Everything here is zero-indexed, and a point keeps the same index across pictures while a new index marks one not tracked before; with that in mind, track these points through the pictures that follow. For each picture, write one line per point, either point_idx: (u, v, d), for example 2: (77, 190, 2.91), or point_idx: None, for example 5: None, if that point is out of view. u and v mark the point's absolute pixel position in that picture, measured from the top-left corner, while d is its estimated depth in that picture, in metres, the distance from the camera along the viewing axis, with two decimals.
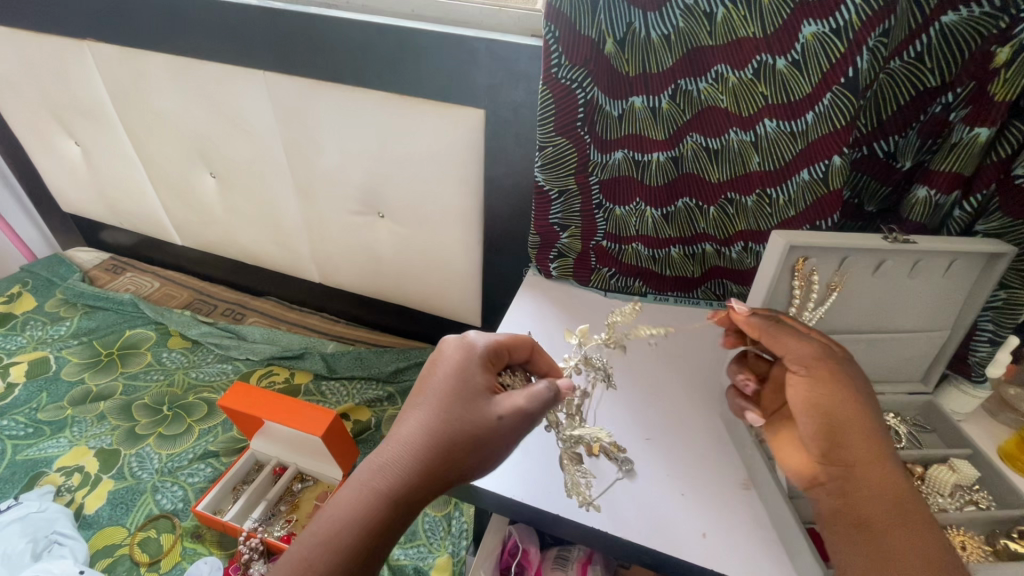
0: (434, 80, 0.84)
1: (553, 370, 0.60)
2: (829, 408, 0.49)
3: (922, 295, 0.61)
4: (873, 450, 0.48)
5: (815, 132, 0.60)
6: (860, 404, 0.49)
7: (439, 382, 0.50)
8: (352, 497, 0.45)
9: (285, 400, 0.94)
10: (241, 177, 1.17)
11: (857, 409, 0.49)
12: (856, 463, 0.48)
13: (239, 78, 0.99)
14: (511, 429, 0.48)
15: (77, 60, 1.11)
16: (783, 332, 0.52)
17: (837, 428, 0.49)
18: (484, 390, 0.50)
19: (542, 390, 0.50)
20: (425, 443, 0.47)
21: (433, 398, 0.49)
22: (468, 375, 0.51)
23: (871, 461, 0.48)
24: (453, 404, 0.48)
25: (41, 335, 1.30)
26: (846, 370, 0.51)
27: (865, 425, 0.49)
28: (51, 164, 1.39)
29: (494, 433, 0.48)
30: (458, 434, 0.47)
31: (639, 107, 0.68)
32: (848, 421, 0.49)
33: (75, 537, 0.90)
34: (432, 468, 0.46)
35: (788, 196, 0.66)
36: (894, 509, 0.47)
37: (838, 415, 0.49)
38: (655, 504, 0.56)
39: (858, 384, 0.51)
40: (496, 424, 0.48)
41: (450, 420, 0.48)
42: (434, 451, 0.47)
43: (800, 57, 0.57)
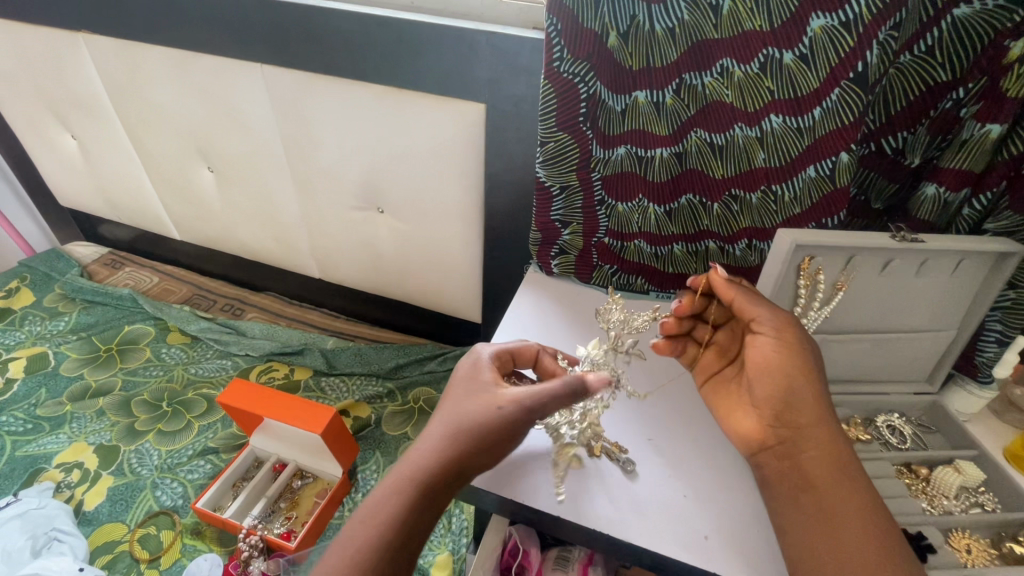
0: (434, 74, 0.83)
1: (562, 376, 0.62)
2: (787, 374, 0.51)
3: (930, 295, 0.60)
4: (819, 414, 0.51)
5: (822, 128, 0.59)
6: (807, 370, 0.52)
7: (457, 387, 0.55)
8: (389, 496, 0.49)
9: (285, 397, 0.93)
10: (239, 171, 1.16)
11: (806, 376, 0.52)
12: (805, 428, 0.51)
13: (236, 71, 0.98)
14: (520, 418, 0.51)
15: (72, 52, 1.10)
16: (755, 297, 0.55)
17: (789, 395, 0.51)
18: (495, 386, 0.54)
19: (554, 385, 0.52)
20: (445, 440, 0.51)
21: (453, 401, 0.54)
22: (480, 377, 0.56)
23: (818, 427, 0.50)
24: (468, 403, 0.53)
25: (39, 330, 1.29)
26: (800, 338, 0.53)
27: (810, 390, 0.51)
28: (47, 158, 1.38)
29: (504, 423, 0.51)
30: (473, 429, 0.50)
31: (643, 101, 0.66)
32: (799, 388, 0.51)
33: (75, 534, 0.90)
34: (454, 462, 0.50)
35: (794, 194, 0.65)
36: (834, 473, 0.49)
37: (790, 382, 0.51)
38: (656, 506, 0.56)
39: (808, 352, 0.53)
40: (504, 413, 0.51)
41: (465, 418, 0.51)
42: (453, 445, 0.50)
43: (808, 51, 0.56)
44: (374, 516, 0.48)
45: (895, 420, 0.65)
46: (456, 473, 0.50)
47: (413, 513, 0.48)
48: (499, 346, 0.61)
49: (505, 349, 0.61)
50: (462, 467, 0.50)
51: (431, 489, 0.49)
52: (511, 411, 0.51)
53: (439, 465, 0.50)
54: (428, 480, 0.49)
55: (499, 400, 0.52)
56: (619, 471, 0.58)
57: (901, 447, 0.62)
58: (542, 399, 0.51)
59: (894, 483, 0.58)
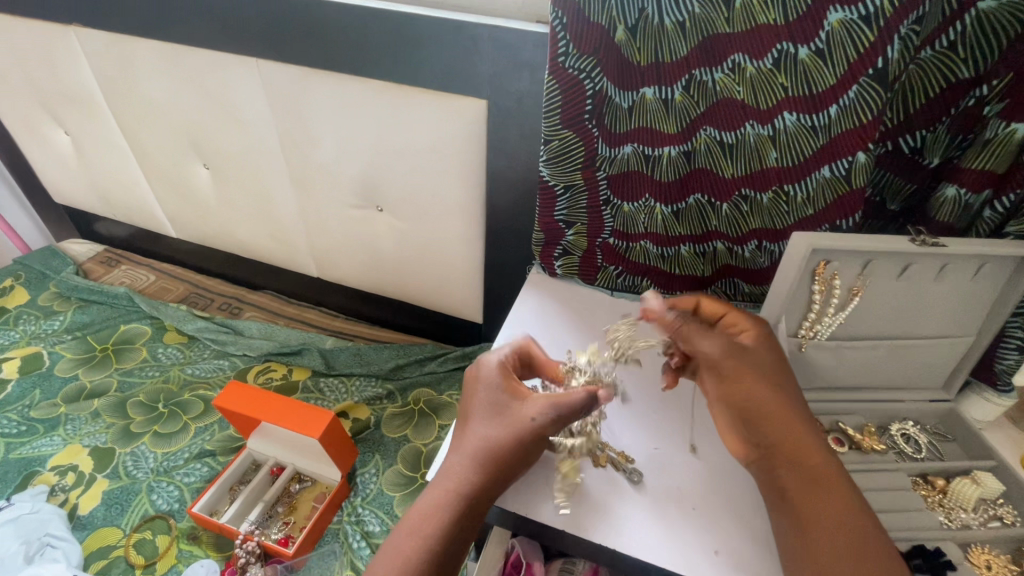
0: (434, 69, 0.81)
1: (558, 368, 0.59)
2: (740, 392, 0.50)
3: (948, 300, 0.58)
4: (786, 419, 0.48)
5: (838, 127, 0.57)
6: (767, 376, 0.50)
7: (480, 398, 0.53)
8: (432, 509, 0.48)
9: (282, 399, 0.92)
10: (235, 169, 1.14)
11: (767, 383, 0.49)
12: (773, 436, 0.48)
13: (231, 65, 0.96)
14: (554, 428, 0.51)
15: (63, 45, 1.07)
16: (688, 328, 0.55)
17: (751, 406, 0.49)
18: (521, 396, 0.53)
19: (584, 396, 0.50)
20: (482, 453, 0.50)
21: (481, 414, 0.52)
22: (504, 387, 0.54)
23: (789, 431, 0.48)
24: (498, 415, 0.52)
25: (34, 329, 1.27)
26: (750, 351, 0.52)
27: (773, 395, 0.49)
28: (41, 154, 1.35)
29: (539, 434, 0.50)
30: (509, 441, 0.50)
31: (650, 98, 0.63)
32: (760, 398, 0.49)
33: (68, 539, 0.88)
34: (492, 475, 0.49)
35: (807, 195, 0.63)
36: (814, 478, 0.46)
37: (749, 394, 0.49)
38: (665, 519, 0.54)
39: (765, 361, 0.51)
40: (538, 424, 0.50)
41: (499, 430, 0.51)
42: (490, 459, 0.49)
43: (825, 46, 0.53)
44: (419, 533, 0.46)
45: (910, 428, 0.62)
46: (493, 486, 0.50)
47: (457, 529, 0.47)
48: (504, 353, 0.58)
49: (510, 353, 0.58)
50: (499, 479, 0.50)
51: (472, 503, 0.48)
52: (547, 421, 0.50)
53: (478, 479, 0.49)
54: (468, 494, 0.48)
55: (530, 411, 0.51)
56: (626, 482, 0.57)
57: (917, 456, 0.60)
58: (573, 410, 0.51)
59: (910, 496, 0.56)
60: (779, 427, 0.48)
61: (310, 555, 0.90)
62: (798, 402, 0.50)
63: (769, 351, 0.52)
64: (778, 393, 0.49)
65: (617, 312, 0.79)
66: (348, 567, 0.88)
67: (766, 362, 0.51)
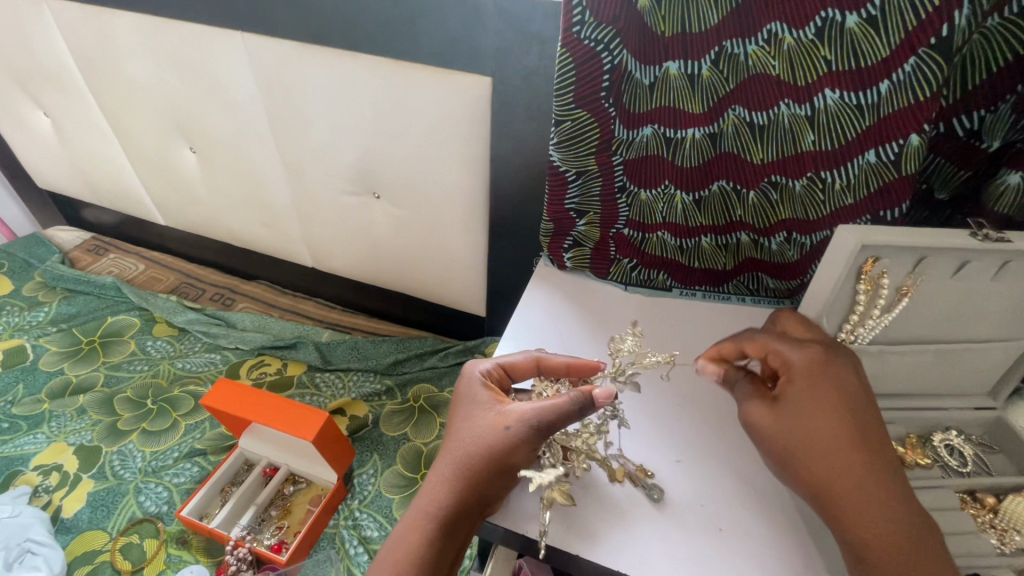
0: (433, 44, 0.74)
1: (574, 367, 0.55)
2: (779, 454, 0.44)
3: (1005, 300, 0.52)
4: (847, 477, 0.41)
5: (888, 106, 0.49)
6: (820, 427, 0.42)
7: (459, 409, 0.50)
8: (406, 533, 0.45)
9: (272, 399, 0.86)
10: (224, 153, 1.08)
11: (818, 435, 0.42)
12: (826, 498, 0.41)
13: (215, 40, 0.89)
14: (534, 436, 0.46)
15: (36, 19, 1.00)
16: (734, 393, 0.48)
17: (797, 467, 0.42)
18: (499, 403, 0.49)
19: (562, 401, 0.46)
20: (455, 467, 0.46)
21: (457, 426, 0.49)
22: (480, 395, 0.50)
23: (850, 491, 0.41)
24: (472, 425, 0.48)
25: (17, 321, 1.22)
26: (789, 404, 0.44)
27: (829, 448, 0.42)
28: (22, 137, 1.29)
29: (516, 442, 0.45)
30: (481, 452, 0.45)
31: (674, 74, 0.56)
32: (804, 456, 0.42)
33: (51, 545, 0.84)
34: (468, 492, 0.45)
35: (847, 181, 0.55)
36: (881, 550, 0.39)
37: (789, 453, 0.43)
38: (688, 543, 0.48)
39: (813, 408, 0.43)
40: (513, 433, 0.46)
41: (472, 442, 0.46)
42: (463, 473, 0.45)
43: (878, 13, 0.46)
44: (391, 555, 0.44)
45: (954, 438, 0.57)
46: (471, 503, 0.46)
47: (433, 550, 0.44)
48: (492, 363, 0.54)
49: (496, 364, 0.54)
50: (477, 494, 0.46)
51: (447, 522, 0.45)
52: (524, 427, 0.46)
53: (452, 496, 0.45)
54: (443, 512, 0.45)
55: (506, 419, 0.47)
56: (645, 499, 0.51)
57: (963, 470, 0.55)
58: (550, 416, 0.45)
59: (960, 516, 0.51)
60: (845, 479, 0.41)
61: (305, 562, 0.85)
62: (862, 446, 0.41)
63: (815, 394, 0.43)
64: (837, 446, 0.41)
65: (630, 309, 0.73)
66: None
67: (809, 410, 0.43)
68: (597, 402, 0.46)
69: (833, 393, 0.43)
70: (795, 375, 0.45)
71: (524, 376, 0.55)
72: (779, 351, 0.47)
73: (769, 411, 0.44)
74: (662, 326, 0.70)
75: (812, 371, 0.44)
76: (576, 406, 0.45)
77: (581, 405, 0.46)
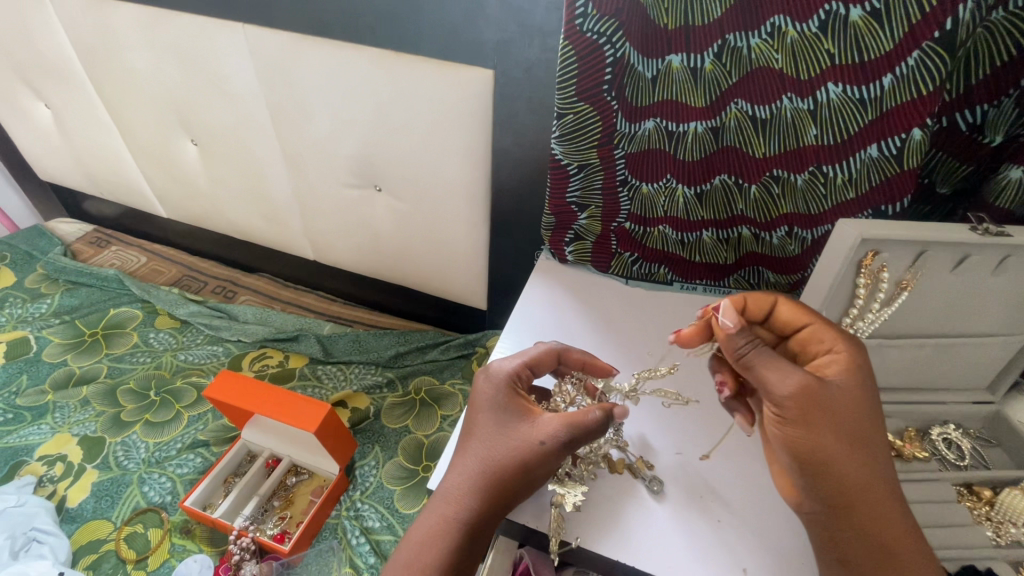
0: (435, 36, 0.74)
1: (591, 363, 0.57)
2: (829, 445, 0.39)
3: (1004, 295, 0.53)
4: (876, 475, 0.40)
5: (891, 100, 0.49)
6: (862, 418, 0.40)
7: (483, 415, 0.49)
8: (431, 540, 0.44)
9: (274, 390, 0.87)
10: (225, 145, 1.08)
11: (863, 429, 0.40)
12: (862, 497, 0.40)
13: (215, 31, 0.88)
14: (563, 452, 0.46)
15: (36, 10, 0.99)
16: (775, 365, 0.41)
17: (840, 466, 0.40)
18: (527, 414, 0.49)
19: (597, 419, 0.46)
20: (483, 478, 0.45)
21: (483, 434, 0.48)
22: (509, 404, 0.49)
23: (877, 491, 0.40)
24: (501, 436, 0.47)
25: (20, 313, 1.22)
26: (839, 386, 0.40)
27: (869, 444, 0.40)
28: (23, 129, 1.29)
29: (547, 457, 0.46)
30: (512, 465, 0.45)
31: (677, 67, 0.56)
32: (852, 451, 0.40)
33: (56, 534, 0.85)
34: (494, 501, 0.45)
35: (848, 176, 0.55)
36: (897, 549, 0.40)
37: (838, 445, 0.39)
38: (687, 533, 0.49)
39: (857, 394, 0.41)
40: (546, 449, 0.46)
41: (502, 453, 0.46)
42: (492, 484, 0.45)
43: (882, 6, 0.45)
44: (414, 561, 0.43)
45: (951, 432, 0.58)
46: (496, 511, 0.46)
47: (455, 562, 0.44)
48: (518, 361, 0.53)
49: (523, 362, 0.53)
50: (501, 506, 0.46)
51: (471, 533, 0.44)
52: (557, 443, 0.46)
53: (479, 505, 0.45)
54: (467, 522, 0.45)
55: (538, 433, 0.46)
56: (645, 492, 0.52)
57: (960, 464, 0.56)
58: (583, 434, 0.46)
59: (955, 509, 0.51)
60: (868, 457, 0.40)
61: (308, 552, 0.87)
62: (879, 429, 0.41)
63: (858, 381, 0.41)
64: (872, 441, 0.40)
65: (631, 303, 0.73)
66: (348, 565, 0.85)
67: (857, 399, 0.40)
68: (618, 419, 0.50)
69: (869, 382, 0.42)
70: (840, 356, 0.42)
71: (546, 369, 0.56)
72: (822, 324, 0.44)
73: (825, 392, 0.40)
74: (662, 320, 0.71)
75: (858, 352, 0.42)
76: (607, 425, 0.47)
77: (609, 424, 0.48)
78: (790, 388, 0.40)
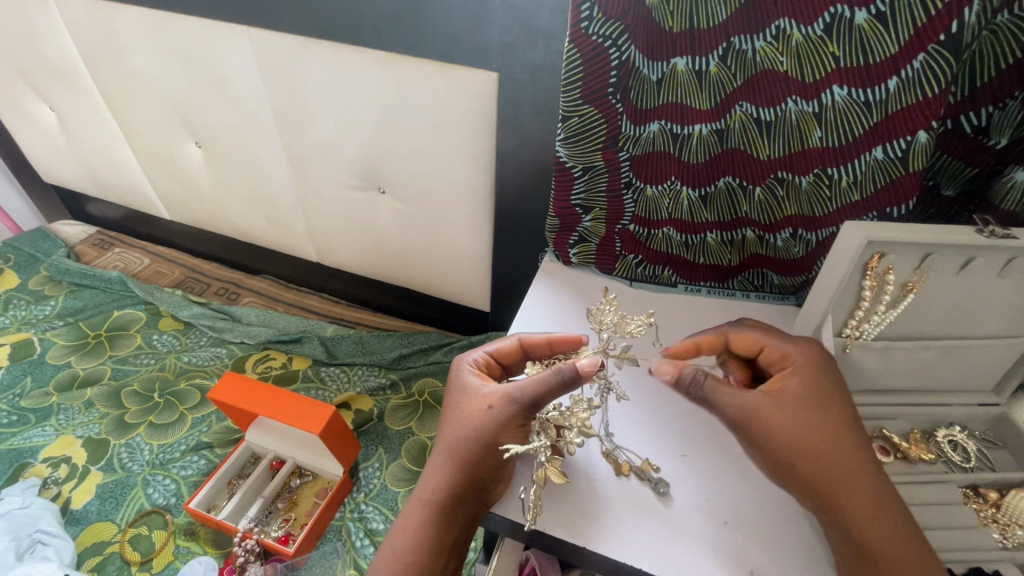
0: (439, 40, 0.74)
1: (556, 341, 0.56)
2: (781, 457, 0.43)
3: (1009, 297, 0.53)
4: (852, 468, 0.42)
5: (896, 102, 0.49)
6: (819, 424, 0.43)
7: (450, 398, 0.53)
8: (414, 516, 0.49)
9: (278, 394, 0.87)
10: (229, 148, 1.08)
11: (823, 437, 0.43)
12: (833, 501, 0.42)
13: (219, 34, 0.89)
14: (520, 413, 0.48)
15: (41, 13, 1.00)
16: (721, 390, 0.45)
17: (799, 475, 0.42)
18: (484, 387, 0.51)
19: (544, 372, 0.47)
20: (449, 455, 0.49)
21: (450, 415, 0.51)
22: (470, 382, 0.52)
23: (852, 495, 0.42)
24: (461, 413, 0.50)
25: (24, 315, 1.23)
26: (788, 400, 0.44)
27: (833, 451, 0.42)
28: (27, 132, 1.30)
29: (501, 421, 0.48)
30: (469, 436, 0.48)
31: (682, 70, 0.56)
32: (811, 460, 0.42)
33: (60, 536, 0.85)
34: (463, 474, 0.48)
35: (853, 178, 0.55)
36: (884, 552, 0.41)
37: (799, 451, 0.42)
38: (693, 534, 0.49)
39: (808, 403, 0.44)
40: (497, 413, 0.48)
41: (462, 428, 0.49)
42: (457, 458, 0.48)
43: (887, 10, 0.46)
44: (402, 537, 0.48)
45: (957, 434, 0.58)
46: (469, 483, 0.48)
47: (438, 532, 0.48)
48: (478, 351, 0.56)
49: (484, 352, 0.56)
50: (470, 478, 0.48)
51: (445, 506, 0.48)
52: (509, 406, 0.48)
53: (450, 479, 0.48)
54: (442, 496, 0.48)
55: (491, 400, 0.49)
56: (651, 494, 0.52)
57: (966, 466, 0.56)
58: (532, 390, 0.47)
59: (961, 511, 0.51)
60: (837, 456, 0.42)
61: (312, 554, 0.87)
62: (846, 427, 0.43)
63: (814, 393, 0.44)
64: (837, 449, 0.42)
65: (635, 305, 0.73)
66: (352, 566, 0.85)
67: (810, 409, 0.44)
68: (584, 375, 0.47)
69: (827, 392, 0.45)
70: (794, 370, 0.46)
71: (514, 358, 0.57)
72: (774, 344, 0.48)
73: (772, 405, 0.44)
74: (667, 323, 0.71)
75: (803, 364, 0.46)
76: (561, 378, 0.46)
77: (567, 376, 0.46)
78: (739, 405, 0.44)
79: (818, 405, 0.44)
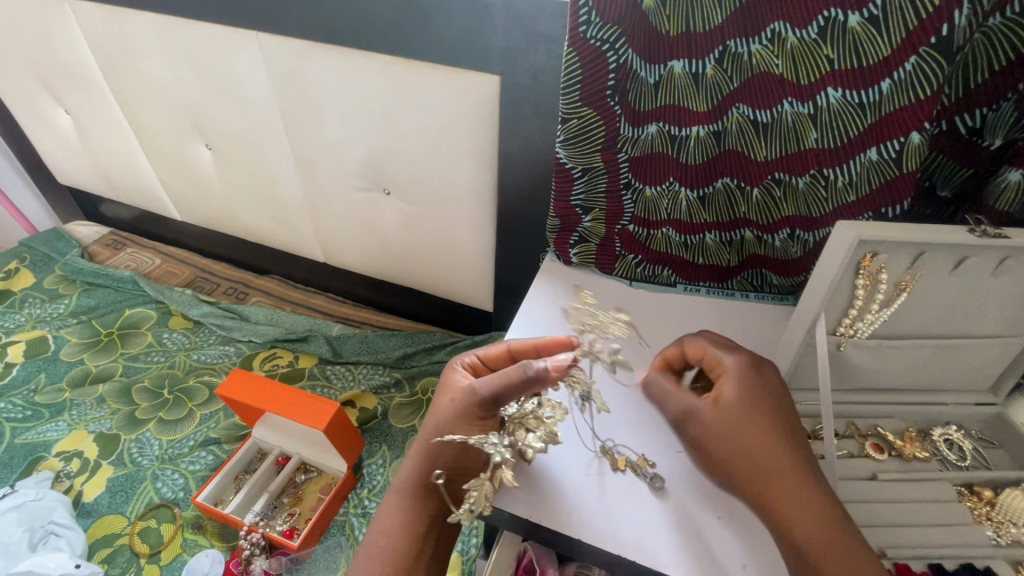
0: (443, 45, 0.76)
1: (542, 347, 0.56)
2: (714, 458, 0.44)
3: (1005, 296, 0.53)
4: (786, 470, 0.41)
5: (890, 103, 0.50)
6: (752, 429, 0.43)
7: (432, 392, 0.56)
8: (392, 504, 0.50)
9: (283, 391, 0.88)
10: (238, 150, 1.10)
11: (752, 435, 0.43)
12: (767, 499, 0.41)
13: (230, 39, 0.91)
14: (478, 406, 0.51)
15: (59, 19, 1.03)
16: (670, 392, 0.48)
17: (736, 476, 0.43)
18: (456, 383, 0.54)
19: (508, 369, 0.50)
20: (419, 444, 0.51)
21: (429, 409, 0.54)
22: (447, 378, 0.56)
23: (790, 491, 0.41)
24: (434, 407, 0.53)
25: (39, 313, 1.26)
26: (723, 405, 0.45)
27: (767, 452, 0.42)
28: (44, 134, 1.33)
29: (461, 413, 0.50)
30: (434, 428, 0.51)
31: (679, 73, 0.57)
32: (747, 459, 0.42)
33: (73, 527, 0.87)
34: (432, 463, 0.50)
35: (849, 178, 0.56)
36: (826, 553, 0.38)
37: (732, 453, 0.43)
38: (686, 529, 0.50)
39: (744, 408, 0.44)
40: (458, 405, 0.51)
41: (431, 419, 0.52)
42: (425, 446, 0.51)
43: (879, 13, 0.46)
44: (380, 523, 0.50)
45: (953, 433, 0.58)
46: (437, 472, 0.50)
47: (410, 518, 0.49)
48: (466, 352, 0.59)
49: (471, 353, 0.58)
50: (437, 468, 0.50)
51: (418, 495, 0.50)
52: (472, 398, 0.51)
53: (420, 466, 0.51)
54: (415, 482, 0.50)
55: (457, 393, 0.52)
56: (647, 488, 0.53)
57: (961, 464, 0.56)
58: (493, 385, 0.50)
59: (954, 509, 0.52)
60: (769, 457, 0.42)
61: (316, 548, 0.88)
62: (781, 432, 0.43)
63: (755, 395, 0.45)
64: (770, 448, 0.42)
65: (634, 304, 0.74)
66: None
67: (748, 410, 0.44)
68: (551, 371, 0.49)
69: (769, 396, 0.45)
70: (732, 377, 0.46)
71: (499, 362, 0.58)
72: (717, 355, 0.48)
73: (706, 411, 0.45)
74: (664, 323, 0.71)
75: (744, 370, 0.46)
76: (525, 373, 0.49)
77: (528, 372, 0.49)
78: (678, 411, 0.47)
79: (754, 415, 0.44)
